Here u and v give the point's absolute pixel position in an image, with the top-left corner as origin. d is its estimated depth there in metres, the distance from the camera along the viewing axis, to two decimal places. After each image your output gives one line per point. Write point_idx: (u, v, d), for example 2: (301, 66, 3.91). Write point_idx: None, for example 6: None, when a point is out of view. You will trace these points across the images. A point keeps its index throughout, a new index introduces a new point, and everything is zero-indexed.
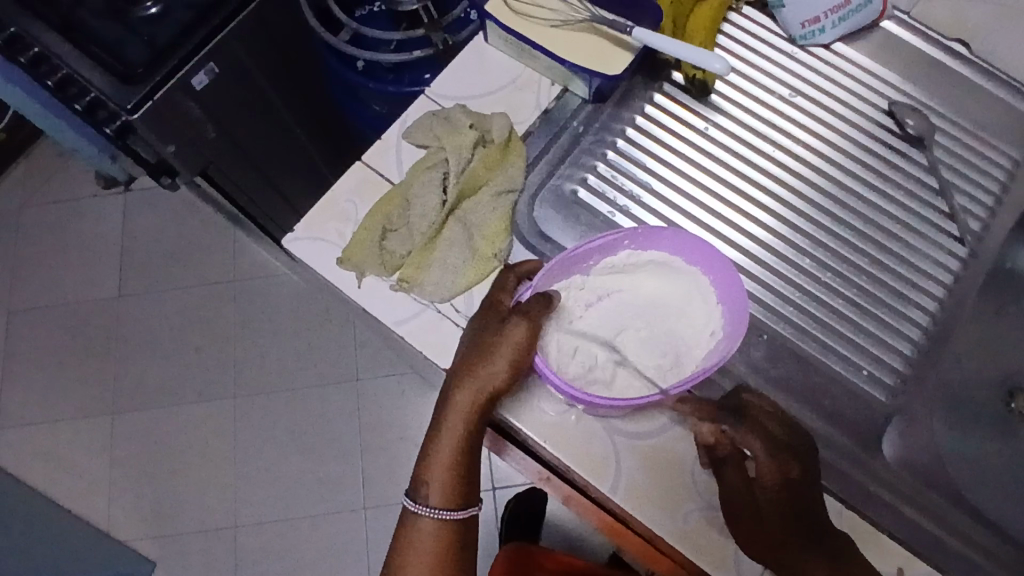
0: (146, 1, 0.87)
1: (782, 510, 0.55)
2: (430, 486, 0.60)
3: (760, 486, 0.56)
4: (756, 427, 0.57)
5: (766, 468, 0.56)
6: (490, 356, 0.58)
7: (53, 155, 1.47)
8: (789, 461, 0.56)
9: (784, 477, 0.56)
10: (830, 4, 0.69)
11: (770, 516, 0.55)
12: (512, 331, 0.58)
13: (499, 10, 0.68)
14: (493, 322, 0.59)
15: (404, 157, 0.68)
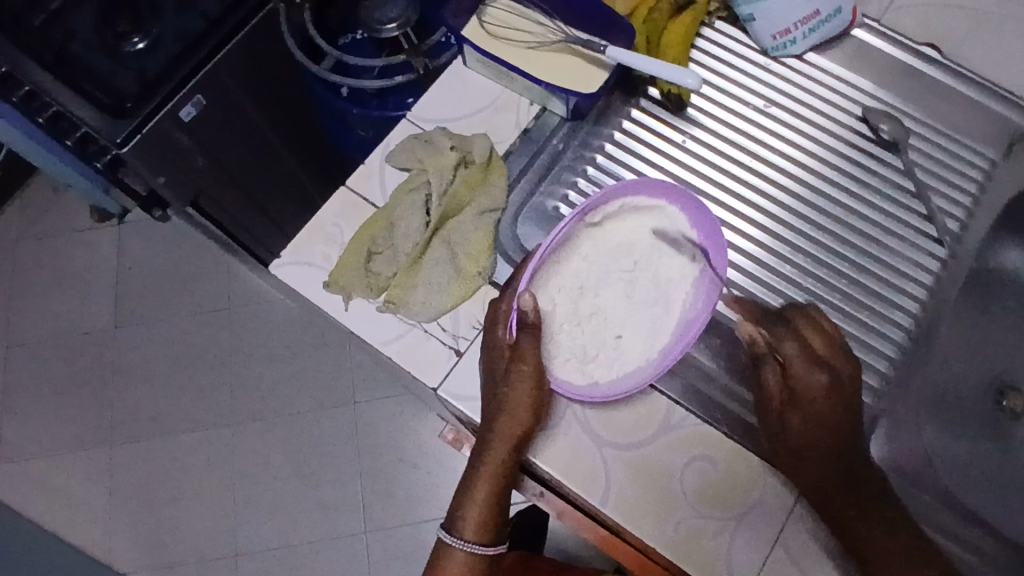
0: (134, 36, 0.89)
1: (810, 413, 0.59)
2: (466, 520, 0.60)
3: (790, 388, 0.60)
4: (793, 337, 0.61)
5: (799, 373, 0.60)
6: (510, 410, 0.59)
7: (46, 189, 1.49)
8: (822, 370, 0.60)
9: (813, 382, 0.60)
10: (801, 16, 0.70)
11: (796, 418, 0.59)
12: (521, 378, 0.59)
13: (476, 33, 0.70)
14: (499, 372, 0.60)
15: (388, 180, 0.69)
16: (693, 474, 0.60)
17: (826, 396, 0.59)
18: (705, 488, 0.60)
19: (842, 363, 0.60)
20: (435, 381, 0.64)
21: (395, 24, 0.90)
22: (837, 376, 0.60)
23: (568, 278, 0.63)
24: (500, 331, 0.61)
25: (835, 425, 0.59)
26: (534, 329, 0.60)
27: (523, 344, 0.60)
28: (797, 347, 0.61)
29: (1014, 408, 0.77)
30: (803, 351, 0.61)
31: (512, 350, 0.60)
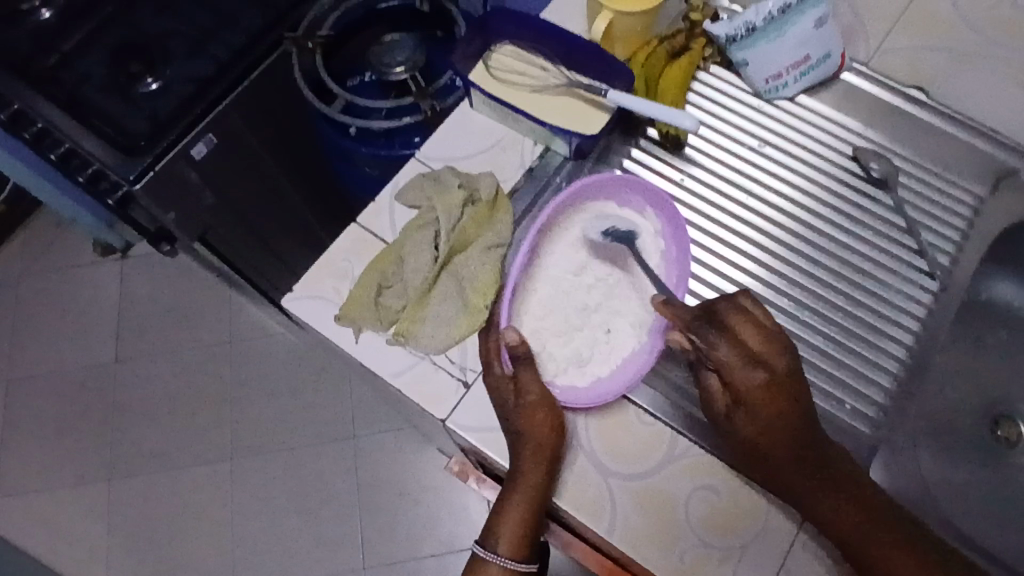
0: (147, 77, 0.93)
1: (755, 414, 0.58)
2: (499, 535, 0.60)
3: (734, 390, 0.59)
4: (726, 337, 0.59)
5: (738, 375, 0.58)
6: (534, 436, 0.60)
7: (52, 225, 1.51)
8: (759, 367, 0.58)
9: (753, 382, 0.58)
10: (791, 61, 0.74)
11: (743, 420, 0.58)
12: (532, 406, 0.61)
13: (482, 78, 0.73)
14: (510, 407, 0.61)
15: (397, 217, 0.72)
16: (697, 503, 0.61)
17: (767, 393, 0.58)
18: (709, 517, 0.61)
19: (779, 356, 0.58)
20: (443, 413, 0.65)
21: (403, 68, 0.94)
22: (774, 371, 0.58)
23: (549, 282, 0.67)
24: (495, 366, 0.63)
25: (785, 423, 0.58)
26: (528, 361, 0.62)
27: (523, 376, 0.62)
28: (731, 347, 0.59)
29: (1010, 436, 0.79)
30: (738, 351, 0.59)
31: (515, 382, 0.62)
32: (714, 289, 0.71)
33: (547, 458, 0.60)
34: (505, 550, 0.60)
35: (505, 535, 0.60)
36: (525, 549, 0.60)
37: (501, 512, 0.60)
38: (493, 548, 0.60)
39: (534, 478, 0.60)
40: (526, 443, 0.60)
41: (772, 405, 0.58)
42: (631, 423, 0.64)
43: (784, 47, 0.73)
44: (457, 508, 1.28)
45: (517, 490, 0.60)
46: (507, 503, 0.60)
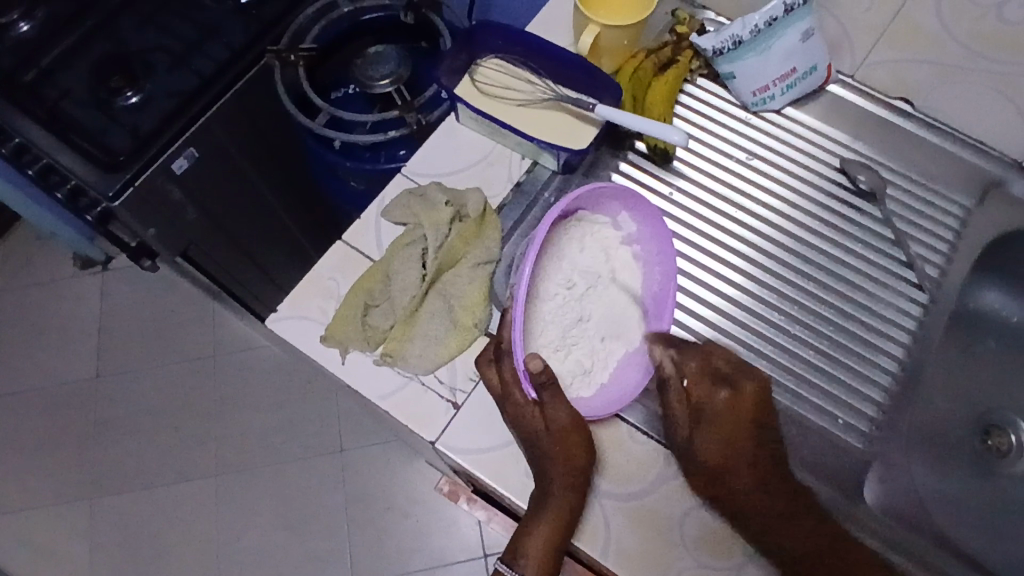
0: (127, 91, 0.90)
1: (715, 429, 0.61)
2: (525, 559, 0.59)
3: (696, 408, 0.62)
4: (696, 356, 0.63)
5: (700, 391, 0.62)
6: (565, 460, 0.59)
7: (30, 238, 1.48)
8: (722, 385, 0.62)
9: (716, 399, 0.62)
10: (777, 74, 0.74)
11: (702, 437, 0.61)
12: (562, 429, 0.60)
13: (468, 92, 0.73)
14: (537, 432, 0.60)
15: (383, 233, 0.70)
16: (693, 522, 0.60)
17: (728, 408, 0.62)
18: (706, 538, 0.60)
19: (745, 378, 0.62)
20: (433, 435, 0.63)
21: (389, 80, 0.93)
22: (737, 390, 0.62)
23: (540, 300, 0.64)
24: (517, 393, 0.61)
25: (743, 438, 0.61)
26: (551, 388, 0.60)
27: (548, 401, 0.60)
28: (700, 365, 0.63)
29: (1000, 447, 0.78)
30: (704, 369, 0.63)
31: (540, 407, 0.61)
32: (704, 305, 0.71)
33: (580, 480, 0.59)
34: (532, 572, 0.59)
35: (532, 559, 0.59)
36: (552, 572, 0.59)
37: (528, 537, 0.59)
38: (520, 570, 0.59)
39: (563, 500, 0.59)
40: (561, 468, 0.59)
41: (733, 420, 0.61)
42: (626, 445, 0.63)
43: (770, 62, 0.73)
44: (446, 521, 1.26)
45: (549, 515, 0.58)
46: (534, 525, 0.59)
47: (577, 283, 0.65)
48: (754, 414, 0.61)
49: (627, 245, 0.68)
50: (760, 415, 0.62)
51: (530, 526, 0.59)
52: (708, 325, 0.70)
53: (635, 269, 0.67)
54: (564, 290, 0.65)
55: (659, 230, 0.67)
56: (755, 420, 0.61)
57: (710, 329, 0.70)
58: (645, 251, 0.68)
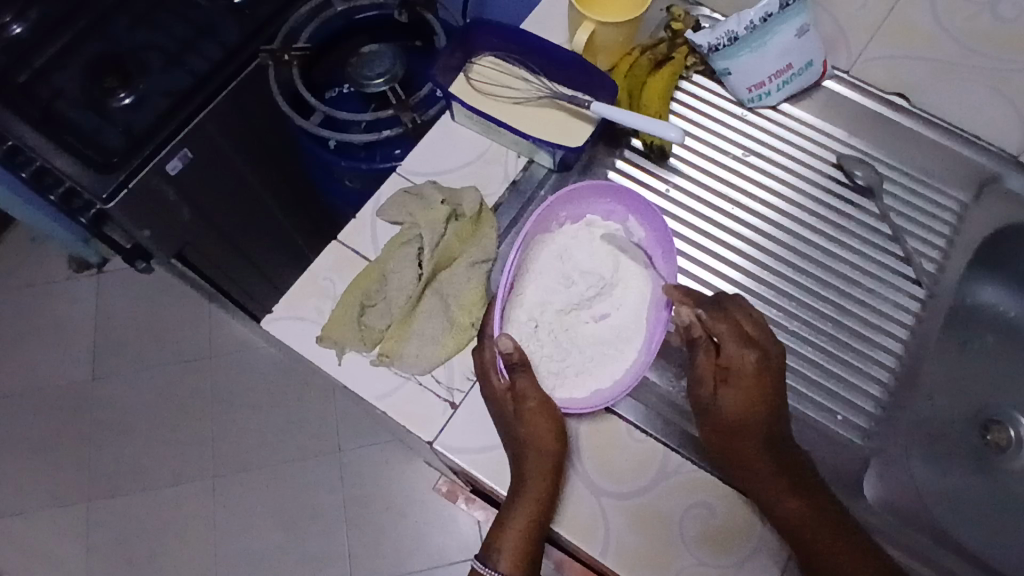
0: (119, 91, 0.90)
1: (741, 392, 0.60)
2: (501, 554, 0.59)
3: (724, 367, 0.61)
4: (725, 317, 0.61)
5: (733, 353, 0.60)
6: (535, 445, 0.59)
7: (25, 240, 1.47)
8: (752, 347, 0.60)
9: (747, 361, 0.60)
10: (774, 70, 0.73)
11: (728, 396, 0.60)
12: (533, 413, 0.60)
13: (463, 90, 0.72)
14: (508, 417, 0.61)
15: (379, 232, 0.70)
16: (691, 521, 0.60)
17: (758, 372, 0.60)
18: (704, 536, 0.60)
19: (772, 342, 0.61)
20: (430, 434, 0.63)
21: (383, 79, 0.92)
22: (765, 354, 0.60)
23: (538, 301, 0.65)
24: (493, 376, 0.62)
25: (761, 403, 0.60)
26: (524, 367, 0.61)
27: (520, 382, 0.61)
28: (729, 328, 0.60)
29: (998, 441, 0.78)
30: (734, 330, 0.61)
31: (513, 390, 0.61)
32: None
33: (552, 466, 0.59)
34: (508, 569, 0.59)
35: (507, 553, 0.59)
36: (529, 566, 0.59)
37: (501, 528, 0.59)
38: (494, 565, 0.59)
39: (535, 489, 0.59)
40: (534, 457, 0.59)
41: (752, 384, 0.60)
42: (625, 443, 0.63)
43: (766, 57, 0.72)
44: (445, 521, 1.26)
45: (522, 506, 0.58)
46: (510, 517, 0.59)
47: (579, 288, 0.65)
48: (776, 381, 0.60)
49: (639, 253, 0.68)
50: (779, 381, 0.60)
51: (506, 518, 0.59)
52: None
53: (648, 276, 0.67)
54: (563, 294, 0.65)
55: (661, 233, 0.68)
56: (775, 387, 0.60)
57: None
58: (655, 257, 0.68)
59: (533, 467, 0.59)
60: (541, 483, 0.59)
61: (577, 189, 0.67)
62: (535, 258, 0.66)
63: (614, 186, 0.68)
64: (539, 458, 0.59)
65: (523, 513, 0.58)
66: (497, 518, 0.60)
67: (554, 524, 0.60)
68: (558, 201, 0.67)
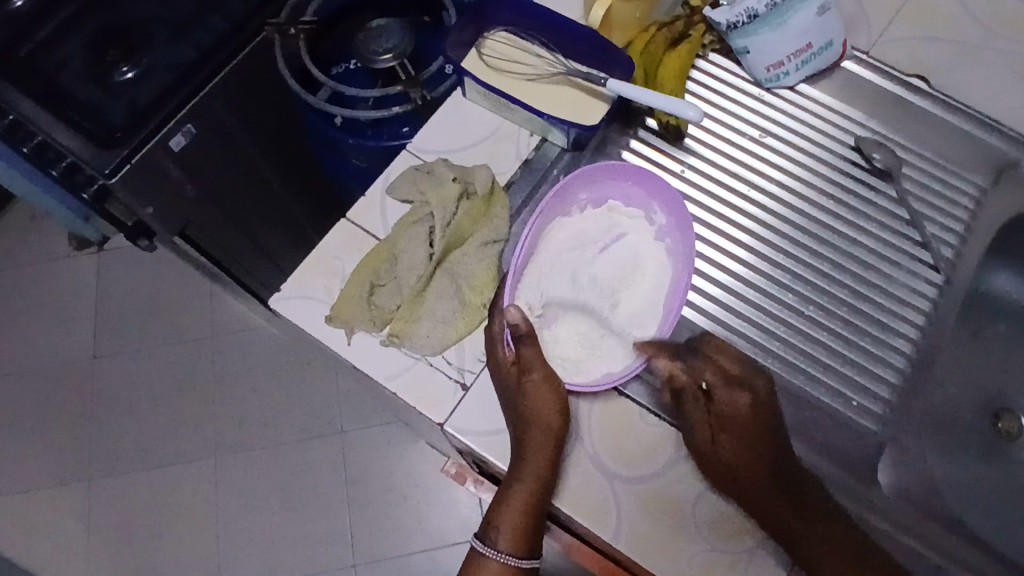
0: (123, 65, 0.88)
1: (741, 436, 0.59)
2: (500, 530, 0.60)
3: (718, 417, 0.60)
4: (708, 361, 0.62)
5: (719, 397, 0.61)
6: (536, 421, 0.59)
7: (24, 217, 1.46)
8: (741, 390, 0.60)
9: (738, 404, 0.60)
10: (793, 49, 0.72)
11: (727, 442, 0.59)
12: (536, 387, 0.60)
13: (475, 64, 0.71)
14: (511, 390, 0.60)
15: (389, 211, 0.69)
16: (705, 505, 0.59)
17: (751, 413, 0.60)
18: (717, 521, 0.59)
19: (757, 375, 0.61)
20: (440, 416, 0.62)
21: (391, 55, 0.90)
22: (756, 393, 0.60)
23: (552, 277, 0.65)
24: (499, 349, 0.62)
25: (760, 442, 0.59)
26: (531, 338, 0.61)
27: (525, 354, 0.61)
28: (713, 369, 0.61)
29: (1009, 429, 0.78)
30: (719, 373, 0.61)
31: (518, 363, 0.61)
32: (716, 284, 0.70)
33: (551, 442, 0.59)
34: (506, 547, 0.60)
35: (505, 530, 0.59)
36: (526, 544, 0.60)
37: (500, 506, 0.60)
38: (493, 544, 0.60)
39: (533, 466, 0.58)
40: (533, 433, 0.59)
41: (748, 424, 0.59)
42: (636, 426, 0.62)
43: (785, 36, 0.71)
44: (448, 504, 1.26)
45: (519, 483, 0.58)
46: (508, 494, 0.59)
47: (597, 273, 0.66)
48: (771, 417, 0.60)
49: (658, 239, 0.68)
50: (774, 416, 0.60)
51: (504, 494, 0.59)
52: (721, 306, 0.69)
53: (666, 261, 0.67)
54: (577, 278, 0.65)
55: (681, 217, 0.67)
56: (771, 420, 0.60)
57: (722, 311, 0.69)
58: (676, 245, 0.67)
59: (532, 444, 0.58)
60: (539, 460, 0.58)
61: (594, 170, 0.67)
62: (549, 240, 0.66)
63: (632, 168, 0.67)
64: (539, 435, 0.58)
65: (519, 492, 0.58)
66: (496, 493, 0.60)
67: (555, 501, 0.60)
68: (583, 186, 0.67)
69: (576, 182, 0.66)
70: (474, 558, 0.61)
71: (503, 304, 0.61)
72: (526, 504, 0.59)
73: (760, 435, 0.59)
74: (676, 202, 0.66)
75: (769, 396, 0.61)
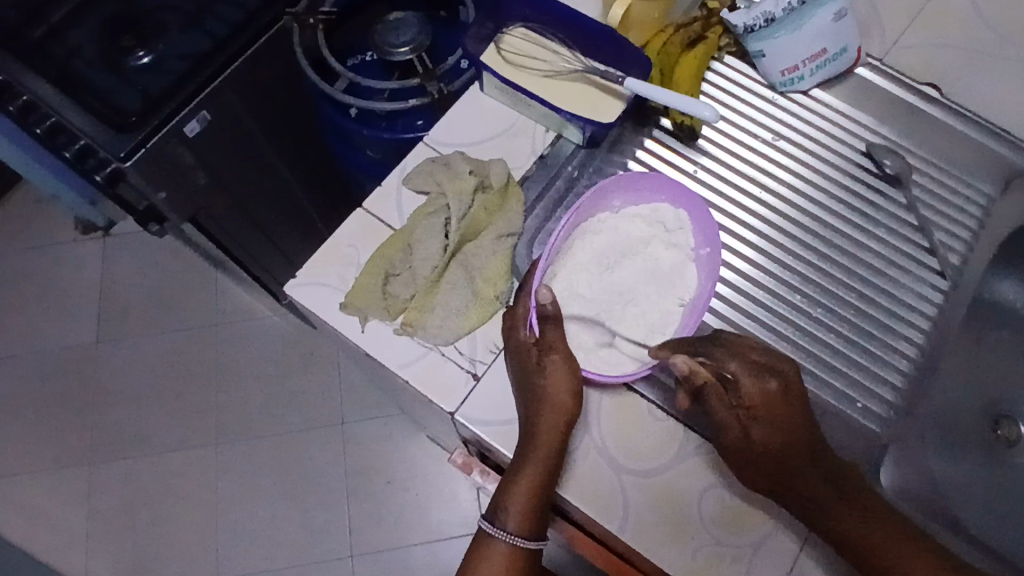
0: (138, 50, 0.89)
1: (771, 421, 0.58)
2: (508, 512, 0.60)
3: (747, 406, 0.58)
4: (734, 352, 0.60)
5: (749, 385, 0.58)
6: (551, 402, 0.60)
7: (31, 201, 1.46)
8: (769, 374, 0.59)
9: (767, 390, 0.58)
10: (807, 55, 0.72)
11: (757, 432, 0.57)
12: (556, 367, 0.61)
13: (494, 60, 0.71)
14: (530, 368, 0.61)
15: (404, 202, 0.70)
16: (709, 501, 0.60)
17: (778, 400, 0.58)
18: (721, 516, 0.60)
19: (781, 362, 0.60)
20: (452, 405, 0.63)
21: (409, 48, 0.91)
22: (782, 377, 0.59)
23: (582, 266, 0.66)
24: (521, 330, 0.62)
25: (798, 427, 0.58)
26: (554, 320, 0.61)
27: (547, 335, 0.61)
28: (739, 360, 0.59)
29: (1008, 436, 0.79)
30: (746, 362, 0.59)
31: (539, 344, 0.62)
32: (722, 281, 0.71)
33: (563, 424, 0.60)
34: (514, 528, 0.60)
35: (513, 512, 0.60)
36: (535, 526, 0.61)
37: (509, 488, 0.60)
38: (502, 526, 0.60)
39: (546, 447, 0.59)
40: (548, 414, 0.59)
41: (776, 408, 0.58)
42: (645, 419, 0.63)
43: (801, 41, 0.71)
44: (446, 497, 1.27)
45: (530, 464, 0.59)
46: (518, 476, 0.59)
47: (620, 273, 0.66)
48: (800, 397, 0.59)
49: (697, 249, 0.67)
50: (803, 400, 0.59)
51: (515, 476, 0.59)
52: (730, 306, 0.70)
53: (691, 270, 0.67)
54: (608, 272, 0.66)
55: (709, 230, 0.67)
56: (800, 405, 0.59)
57: (730, 310, 0.70)
58: (701, 260, 0.67)
59: (547, 424, 0.59)
60: (554, 441, 0.59)
61: (630, 179, 0.67)
62: (578, 240, 0.66)
63: (655, 177, 0.67)
64: (554, 415, 0.59)
65: (528, 473, 0.59)
66: (505, 474, 0.61)
67: (559, 487, 0.61)
68: (618, 191, 0.68)
69: (612, 187, 0.67)
70: (482, 539, 0.62)
71: (535, 282, 0.61)
72: (536, 486, 0.59)
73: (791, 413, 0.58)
74: (692, 198, 0.67)
75: (796, 378, 0.60)
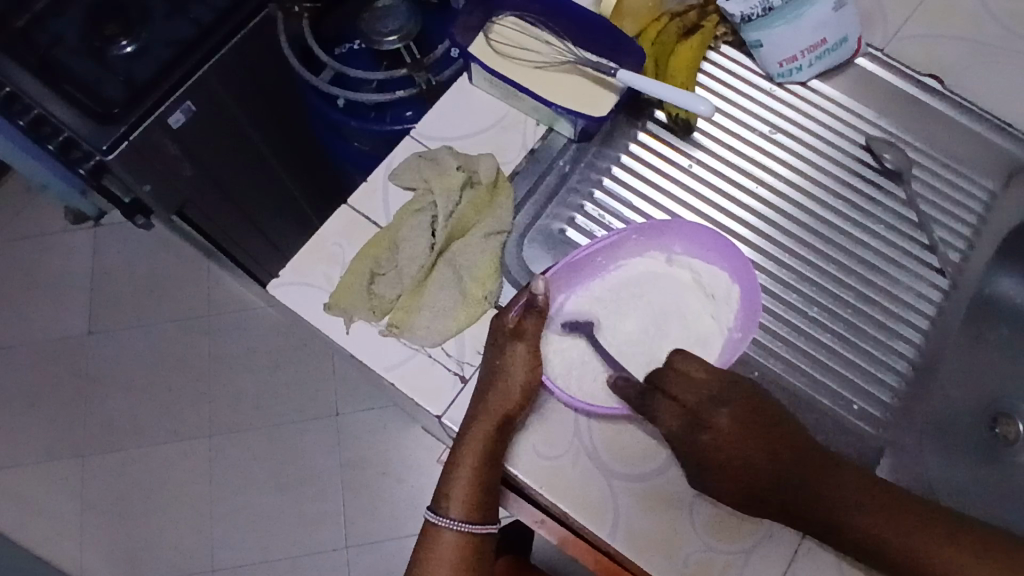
0: (122, 40, 0.87)
1: (722, 476, 0.56)
2: (452, 498, 0.60)
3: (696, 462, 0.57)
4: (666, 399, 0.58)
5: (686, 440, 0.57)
6: (501, 384, 0.59)
7: (21, 189, 1.44)
8: (702, 428, 0.57)
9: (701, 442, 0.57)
10: (807, 44, 0.70)
11: (714, 479, 0.56)
12: (517, 352, 0.60)
13: (483, 51, 0.69)
14: (495, 347, 0.61)
15: (391, 198, 0.68)
16: (702, 506, 0.59)
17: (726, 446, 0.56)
18: (714, 521, 0.59)
19: (715, 410, 0.57)
20: (438, 408, 0.62)
21: (397, 36, 0.88)
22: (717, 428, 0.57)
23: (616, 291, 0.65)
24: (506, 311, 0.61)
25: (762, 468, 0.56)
26: (539, 312, 0.60)
27: (525, 321, 0.60)
28: (670, 406, 0.58)
29: (1007, 434, 0.78)
30: (676, 409, 0.58)
31: (511, 327, 0.61)
32: None
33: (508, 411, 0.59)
34: (459, 516, 0.60)
35: (456, 497, 0.60)
36: (480, 515, 0.60)
37: (453, 471, 0.60)
38: (447, 513, 0.60)
39: (489, 429, 0.59)
40: (495, 398, 0.59)
41: (735, 452, 0.56)
42: (636, 424, 0.61)
43: (800, 31, 0.69)
44: None
45: (469, 444, 0.59)
46: (460, 456, 0.59)
47: (643, 313, 0.64)
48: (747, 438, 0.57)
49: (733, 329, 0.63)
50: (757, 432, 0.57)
51: (459, 457, 0.59)
52: None
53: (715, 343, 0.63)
54: (635, 305, 0.64)
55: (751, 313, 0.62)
56: (754, 438, 0.57)
57: None
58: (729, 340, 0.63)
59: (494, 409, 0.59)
60: (499, 427, 0.59)
61: (670, 223, 0.64)
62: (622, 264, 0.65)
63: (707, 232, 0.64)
64: (501, 401, 0.59)
65: (469, 452, 0.59)
66: (450, 457, 0.61)
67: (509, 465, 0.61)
68: (681, 239, 0.65)
69: (668, 226, 0.64)
70: (430, 528, 0.61)
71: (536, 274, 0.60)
72: (476, 468, 0.59)
73: (753, 441, 0.57)
74: (745, 270, 0.63)
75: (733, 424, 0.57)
